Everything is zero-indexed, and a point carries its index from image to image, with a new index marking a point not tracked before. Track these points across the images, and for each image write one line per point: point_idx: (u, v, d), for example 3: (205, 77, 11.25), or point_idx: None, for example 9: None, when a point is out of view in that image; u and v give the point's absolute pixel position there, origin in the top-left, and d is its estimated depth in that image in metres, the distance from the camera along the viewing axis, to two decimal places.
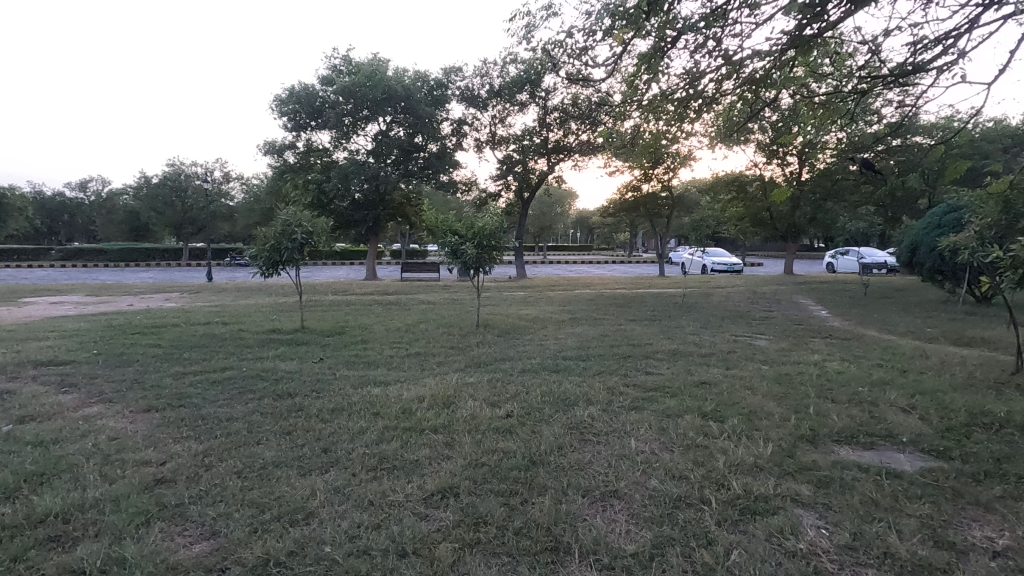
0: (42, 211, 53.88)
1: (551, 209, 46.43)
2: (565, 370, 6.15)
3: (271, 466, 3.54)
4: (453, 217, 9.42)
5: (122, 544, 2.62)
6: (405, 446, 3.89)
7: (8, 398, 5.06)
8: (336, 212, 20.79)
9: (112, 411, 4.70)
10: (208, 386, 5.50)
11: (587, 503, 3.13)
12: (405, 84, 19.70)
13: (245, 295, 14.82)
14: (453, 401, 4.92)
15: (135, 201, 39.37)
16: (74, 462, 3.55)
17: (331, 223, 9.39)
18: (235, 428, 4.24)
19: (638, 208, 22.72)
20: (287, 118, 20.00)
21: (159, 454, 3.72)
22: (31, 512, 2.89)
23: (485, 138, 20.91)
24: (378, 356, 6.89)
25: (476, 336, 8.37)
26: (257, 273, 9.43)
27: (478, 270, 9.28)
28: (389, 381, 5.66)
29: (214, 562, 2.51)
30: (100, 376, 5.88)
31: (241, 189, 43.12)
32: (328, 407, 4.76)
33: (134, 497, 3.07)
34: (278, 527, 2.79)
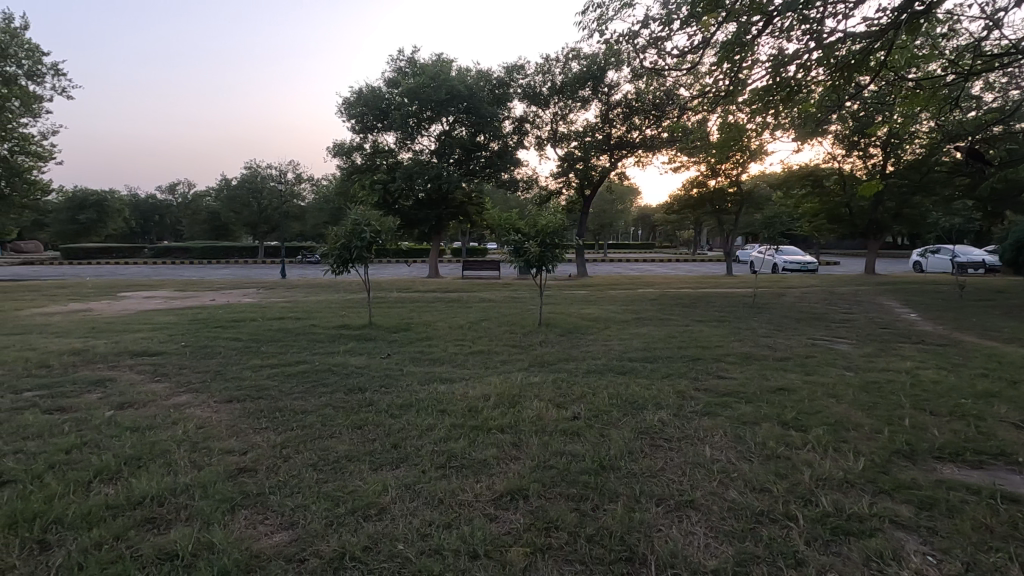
0: (136, 213, 58.65)
1: (612, 205, 45.64)
2: (631, 372, 5.97)
3: (344, 460, 3.63)
4: (516, 214, 9.40)
5: (210, 529, 2.74)
6: (472, 444, 3.89)
7: (107, 385, 5.49)
8: (401, 211, 21.35)
9: (199, 400, 4.99)
10: (284, 379, 5.73)
11: (662, 512, 2.99)
12: (469, 84, 19.95)
13: (316, 291, 15.47)
14: (519, 401, 4.90)
15: (217, 202, 42.05)
16: (166, 448, 3.78)
17: (398, 222, 9.60)
18: (310, 421, 4.39)
19: (704, 204, 21.93)
20: (355, 120, 20.73)
21: (241, 444, 3.90)
22: (129, 494, 3.08)
23: (547, 136, 20.83)
24: (443, 354, 6.95)
25: (539, 335, 8.30)
26: (328, 271, 9.78)
27: (541, 268, 9.19)
28: (454, 379, 5.69)
29: (294, 552, 2.58)
30: (188, 367, 6.27)
31: (312, 189, 45.07)
32: (396, 402, 4.86)
33: (220, 485, 3.22)
34: (353, 521, 2.85)
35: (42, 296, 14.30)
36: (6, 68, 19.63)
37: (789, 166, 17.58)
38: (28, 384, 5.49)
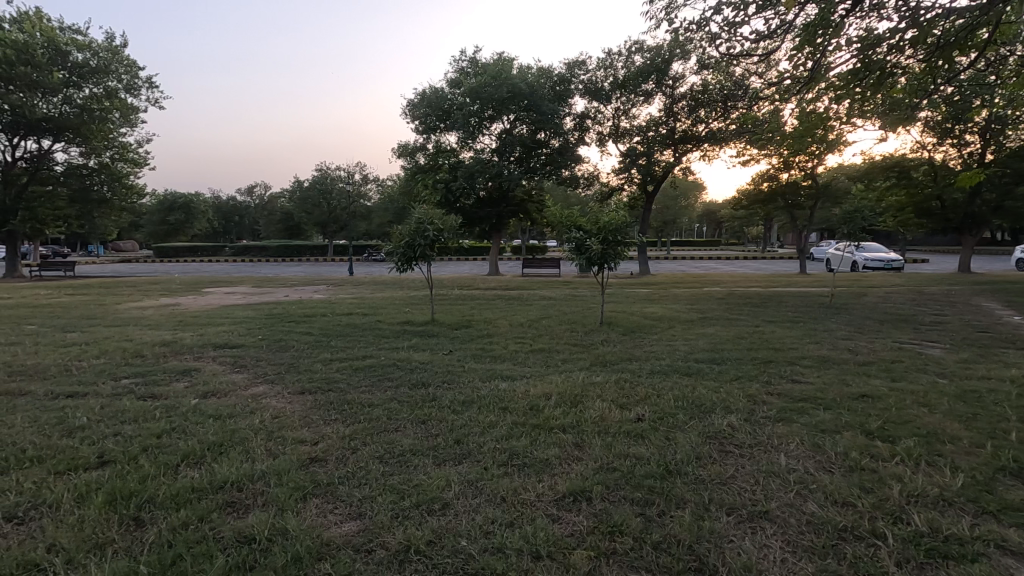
0: (219, 214, 62.77)
1: (676, 201, 44.29)
2: (698, 374, 5.74)
3: (409, 454, 3.70)
4: (577, 212, 9.31)
5: (284, 516, 2.86)
6: (533, 443, 3.86)
7: (194, 375, 5.89)
8: (462, 210, 21.64)
9: (275, 391, 5.27)
10: (351, 373, 5.93)
11: (733, 522, 2.84)
12: (530, 82, 19.95)
13: (381, 288, 15.97)
14: (581, 401, 4.82)
15: (291, 203, 44.32)
16: (245, 435, 4.00)
17: (460, 220, 9.72)
18: (375, 414, 4.50)
19: (776, 199, 20.87)
20: (418, 121, 21.22)
21: (312, 434, 4.06)
22: (213, 478, 3.28)
23: (608, 132, 20.52)
24: (504, 351, 6.97)
25: (600, 334, 8.17)
26: (393, 268, 10.05)
27: (602, 266, 9.02)
28: (515, 377, 5.69)
29: (361, 543, 2.65)
30: (265, 359, 6.63)
31: (377, 189, 46.59)
32: (459, 398, 4.91)
33: (293, 473, 3.37)
34: (417, 515, 2.89)
35: (138, 292, 15.56)
36: (109, 83, 21.57)
37: (871, 157, 16.42)
38: (126, 372, 5.98)
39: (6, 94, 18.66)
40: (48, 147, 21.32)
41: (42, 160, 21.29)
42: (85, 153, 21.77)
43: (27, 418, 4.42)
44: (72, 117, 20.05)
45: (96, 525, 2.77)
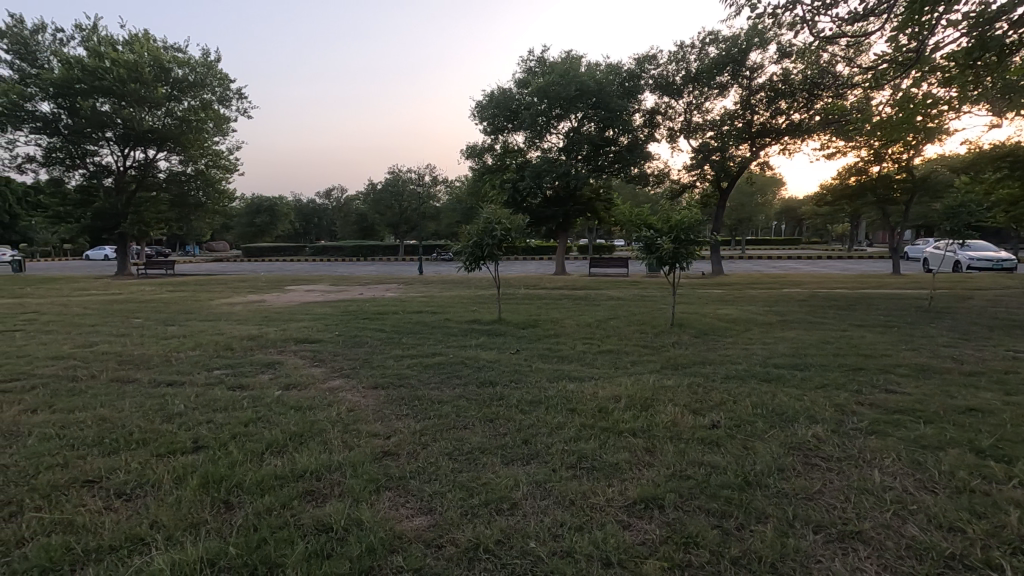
0: (300, 216, 66.45)
1: (752, 198, 42.31)
2: (777, 380, 5.43)
3: (478, 451, 3.73)
4: (647, 210, 9.07)
5: (358, 507, 2.96)
6: (602, 447, 3.78)
7: (277, 367, 6.26)
8: (529, 209, 21.69)
9: (350, 385, 5.49)
10: (422, 369, 6.08)
11: (821, 542, 2.64)
12: (598, 79, 19.69)
13: (449, 287, 16.31)
14: (651, 404, 4.68)
15: (365, 205, 46.19)
16: (323, 427, 4.18)
17: (528, 219, 9.74)
18: (445, 411, 4.58)
19: (865, 194, 19.40)
20: (487, 122, 21.44)
21: (385, 428, 4.18)
22: (294, 467, 3.44)
23: (680, 127, 19.90)
24: (571, 352, 6.90)
25: (671, 336, 7.91)
26: (462, 267, 10.20)
27: (674, 265, 8.72)
28: (583, 378, 5.61)
29: (432, 537, 2.69)
30: (341, 354, 6.93)
31: (446, 191, 47.59)
32: (526, 398, 4.90)
33: (367, 465, 3.48)
34: (486, 513, 2.90)
35: (229, 289, 16.74)
36: (204, 95, 23.44)
37: (978, 145, 14.92)
38: (217, 364, 6.43)
39: (119, 109, 20.61)
40: (153, 157, 23.30)
41: (148, 168, 23.30)
42: (183, 161, 23.61)
43: (133, 403, 4.84)
44: (173, 128, 21.91)
45: (191, 505, 2.98)
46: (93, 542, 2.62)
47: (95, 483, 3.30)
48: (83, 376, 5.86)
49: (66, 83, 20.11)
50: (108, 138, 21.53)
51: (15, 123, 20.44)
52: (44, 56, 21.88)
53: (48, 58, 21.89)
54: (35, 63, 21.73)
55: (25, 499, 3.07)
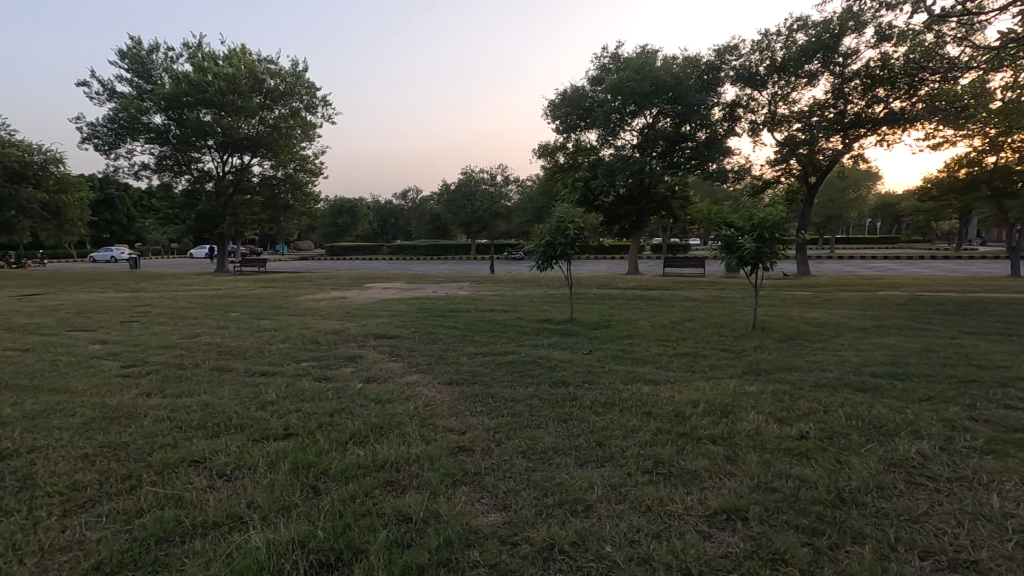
0: (378, 216, 69.29)
1: (842, 193, 39.47)
2: (874, 391, 5.01)
3: (551, 451, 3.72)
4: (728, 208, 8.70)
5: (436, 500, 3.04)
6: (680, 453, 3.65)
7: (359, 361, 6.57)
8: (602, 208, 21.40)
9: (426, 380, 5.66)
10: (495, 367, 6.16)
11: (928, 569, 2.42)
12: (675, 73, 19.10)
13: (521, 286, 16.43)
14: (732, 411, 4.47)
15: (440, 205, 47.44)
16: (401, 420, 4.33)
17: (601, 218, 9.62)
18: (518, 409, 4.60)
19: (978, 187, 17.58)
20: (559, 121, 21.35)
21: (460, 424, 4.26)
22: (375, 457, 3.60)
23: (763, 120, 18.94)
24: (646, 353, 6.73)
25: (752, 339, 7.53)
26: (534, 266, 10.24)
27: (757, 266, 8.28)
28: (658, 381, 5.47)
29: (507, 535, 2.71)
30: (417, 350, 7.16)
31: (518, 190, 47.95)
32: (600, 400, 4.83)
33: (443, 460, 3.57)
34: (560, 514, 2.89)
35: (314, 286, 17.75)
36: (294, 104, 25.08)
37: None
38: (305, 356, 6.83)
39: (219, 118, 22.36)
40: (248, 163, 25.10)
41: (243, 174, 25.13)
42: (275, 166, 25.29)
43: (231, 391, 5.23)
44: (266, 135, 23.54)
45: (284, 489, 3.17)
46: (199, 518, 2.86)
47: (201, 462, 3.60)
48: (190, 364, 6.42)
49: (175, 97, 22.10)
50: (210, 146, 23.41)
51: (133, 135, 22.69)
52: (157, 73, 24.14)
53: (161, 75, 24.15)
54: (150, 80, 24.03)
55: (142, 474, 3.40)
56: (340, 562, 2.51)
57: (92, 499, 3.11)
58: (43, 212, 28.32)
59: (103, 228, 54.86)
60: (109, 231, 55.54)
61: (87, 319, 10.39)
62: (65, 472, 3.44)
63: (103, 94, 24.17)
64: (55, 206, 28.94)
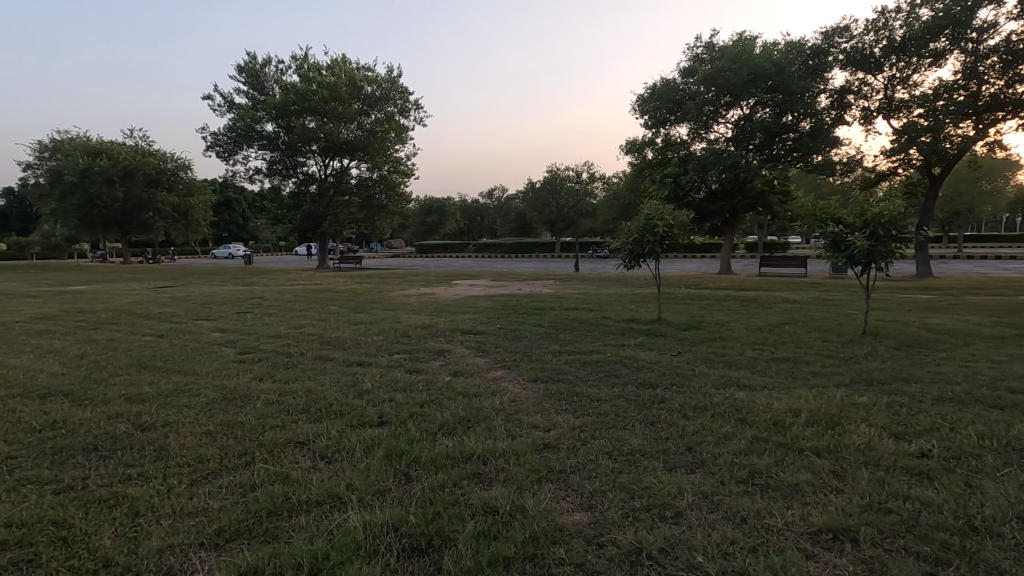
0: (464, 214, 71.20)
1: (973, 185, 35.17)
2: (1014, 408, 4.42)
3: (638, 453, 3.63)
4: (836, 202, 8.03)
5: (522, 495, 3.06)
6: (779, 464, 3.43)
7: (447, 355, 6.78)
8: (692, 205, 20.55)
9: (511, 376, 5.73)
10: (580, 366, 6.11)
11: None
12: (777, 60, 17.91)
13: (606, 285, 16.19)
14: (839, 422, 4.13)
15: (525, 204, 47.83)
16: (487, 414, 4.42)
17: (692, 215, 9.25)
18: (604, 410, 4.53)
19: None
20: (648, 116, 20.74)
21: (545, 421, 4.27)
22: (463, 449, 3.69)
23: (878, 106, 17.33)
24: (740, 357, 6.39)
25: (862, 346, 6.92)
26: (621, 264, 10.04)
27: (868, 266, 7.57)
28: (754, 386, 5.16)
29: (593, 535, 2.68)
30: (503, 346, 7.27)
31: (603, 187, 47.35)
32: (690, 403, 4.64)
33: (528, 455, 3.59)
34: (648, 518, 2.81)
35: (405, 281, 18.56)
36: (388, 108, 26.39)
37: None
38: (397, 348, 7.16)
39: (322, 125, 23.96)
40: (346, 166, 26.73)
41: (342, 176, 26.82)
42: (370, 168, 26.72)
43: (331, 378, 5.61)
44: (364, 139, 24.94)
45: (378, 474, 3.35)
46: (304, 495, 3.08)
47: (305, 444, 3.88)
48: (296, 353, 6.95)
49: (285, 106, 23.97)
50: (314, 151, 25.14)
51: (249, 142, 24.89)
52: (269, 84, 26.30)
53: (272, 86, 26.32)
54: (263, 91, 26.24)
55: (256, 451, 3.72)
56: (431, 548, 2.61)
57: (215, 471, 3.45)
58: (175, 213, 31.86)
59: (222, 228, 60.79)
60: (227, 230, 61.46)
61: (209, 309, 11.57)
62: (192, 445, 3.84)
63: (224, 106, 26.72)
64: (185, 207, 32.44)
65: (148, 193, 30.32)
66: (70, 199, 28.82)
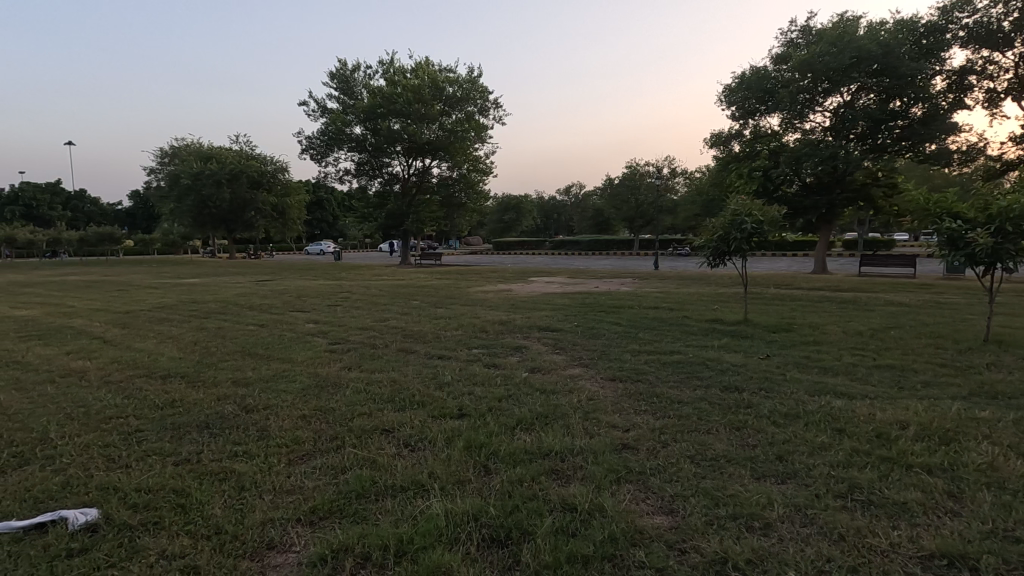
0: (542, 211, 71.46)
1: None
2: None
3: (723, 459, 3.48)
4: (954, 195, 7.26)
5: (601, 494, 3.03)
6: (882, 479, 3.16)
7: (523, 351, 6.83)
8: (784, 199, 19.15)
9: (589, 374, 5.68)
10: (660, 366, 5.95)
11: None
12: (884, 41, 16.46)
13: (686, 284, 15.61)
14: (956, 439, 3.73)
15: (603, 200, 47.16)
16: (564, 412, 4.41)
17: (784, 211, 8.72)
18: (686, 412, 4.38)
19: None
20: (735, 107, 19.70)
21: (624, 421, 4.20)
22: (541, 445, 3.71)
23: (1007, 87, 15.43)
24: (837, 363, 5.93)
25: (982, 355, 6.22)
26: (704, 263, 9.63)
27: (992, 266, 6.78)
28: (854, 395, 4.78)
29: (675, 540, 2.60)
30: (580, 344, 7.22)
31: (685, 183, 45.73)
32: (780, 410, 4.38)
33: (607, 455, 3.55)
34: (735, 528, 2.69)
35: (483, 278, 18.87)
36: (469, 108, 26.94)
37: None
38: (476, 343, 7.31)
39: (406, 126, 24.86)
40: (428, 165, 27.61)
41: (424, 175, 27.70)
42: (451, 167, 27.42)
43: (413, 370, 5.83)
44: (445, 139, 25.64)
45: (458, 464, 3.44)
46: (389, 480, 3.22)
47: (390, 432, 4.06)
48: (381, 345, 7.28)
49: (372, 109, 25.14)
50: (398, 151, 26.16)
51: (339, 144, 26.33)
52: (358, 89, 27.67)
53: (361, 90, 27.64)
54: (352, 96, 27.63)
55: (345, 437, 3.94)
56: (510, 540, 2.64)
57: (309, 453, 3.70)
58: (273, 212, 34.33)
59: (315, 225, 64.85)
60: (318, 228, 65.54)
61: (304, 301, 12.37)
62: (289, 428, 4.14)
63: (318, 111, 28.45)
64: (282, 207, 34.88)
65: (251, 194, 32.81)
66: (186, 200, 31.87)
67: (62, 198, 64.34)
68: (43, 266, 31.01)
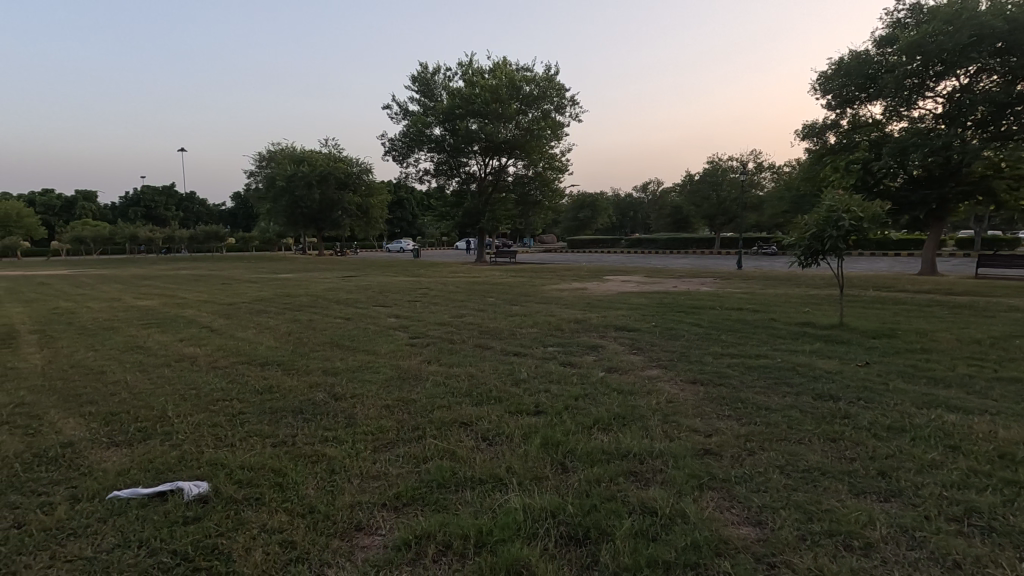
0: (618, 209, 70.25)
1: None
2: None
3: (817, 471, 3.27)
4: None
5: (683, 499, 2.94)
6: (1006, 504, 2.84)
7: (599, 350, 6.75)
8: (886, 194, 17.59)
9: (668, 376, 5.52)
10: (745, 370, 5.68)
11: None
12: (1010, 16, 14.74)
13: (772, 285, 14.80)
14: None
15: (682, 198, 45.67)
16: (643, 413, 4.31)
17: (887, 206, 7.99)
18: (774, 419, 4.15)
19: None
20: (832, 95, 18.35)
21: (706, 426, 4.05)
22: (619, 445, 3.66)
23: None
24: (949, 373, 5.39)
25: None
26: (795, 262, 9.04)
27: None
28: (970, 409, 4.32)
29: (763, 553, 2.47)
30: (659, 344, 7.03)
31: (772, 178, 43.29)
32: (882, 422, 4.04)
33: (688, 459, 3.44)
34: (831, 545, 2.52)
35: (557, 276, 18.85)
36: (545, 106, 26.92)
37: None
38: (551, 341, 7.30)
39: (483, 126, 25.29)
40: (504, 164, 27.89)
41: (500, 174, 28.04)
42: (526, 165, 27.56)
43: (490, 366, 5.92)
44: (521, 138, 25.85)
45: (536, 461, 3.45)
46: (469, 472, 3.30)
47: (468, 425, 4.15)
48: (458, 340, 7.46)
49: (451, 110, 25.80)
50: (475, 151, 26.66)
51: (419, 146, 27.23)
52: (437, 91, 28.44)
53: (440, 92, 28.39)
54: (432, 97, 28.43)
55: (426, 428, 4.07)
56: (588, 538, 2.63)
57: (392, 441, 3.85)
58: (358, 212, 36.11)
59: (395, 224, 67.51)
60: (398, 226, 68.28)
61: (386, 296, 12.92)
62: (374, 416, 4.34)
63: (400, 114, 29.56)
64: (366, 206, 36.60)
65: (338, 194, 34.68)
66: (281, 200, 34.25)
67: (176, 200, 71.16)
68: (162, 261, 34.57)
